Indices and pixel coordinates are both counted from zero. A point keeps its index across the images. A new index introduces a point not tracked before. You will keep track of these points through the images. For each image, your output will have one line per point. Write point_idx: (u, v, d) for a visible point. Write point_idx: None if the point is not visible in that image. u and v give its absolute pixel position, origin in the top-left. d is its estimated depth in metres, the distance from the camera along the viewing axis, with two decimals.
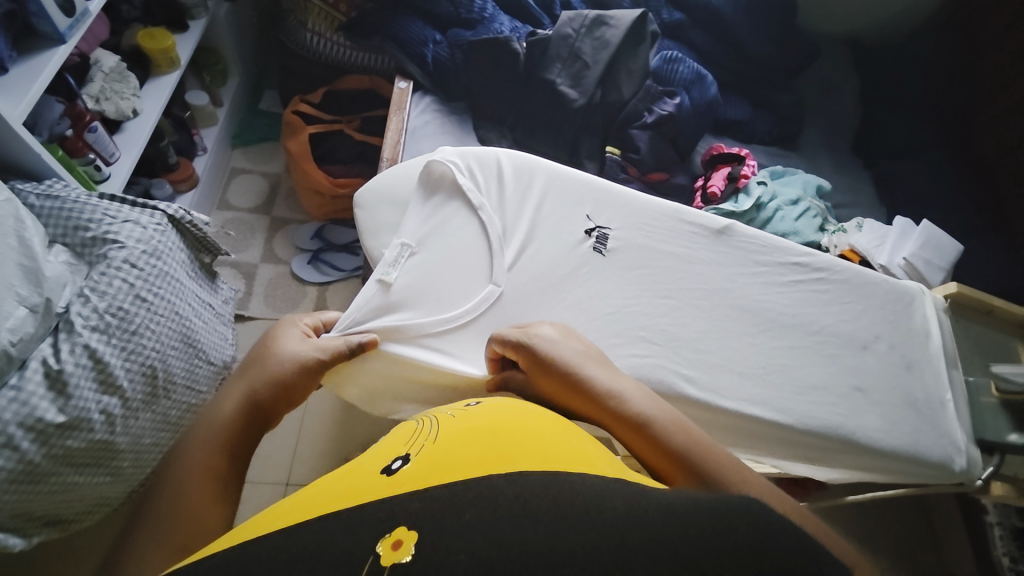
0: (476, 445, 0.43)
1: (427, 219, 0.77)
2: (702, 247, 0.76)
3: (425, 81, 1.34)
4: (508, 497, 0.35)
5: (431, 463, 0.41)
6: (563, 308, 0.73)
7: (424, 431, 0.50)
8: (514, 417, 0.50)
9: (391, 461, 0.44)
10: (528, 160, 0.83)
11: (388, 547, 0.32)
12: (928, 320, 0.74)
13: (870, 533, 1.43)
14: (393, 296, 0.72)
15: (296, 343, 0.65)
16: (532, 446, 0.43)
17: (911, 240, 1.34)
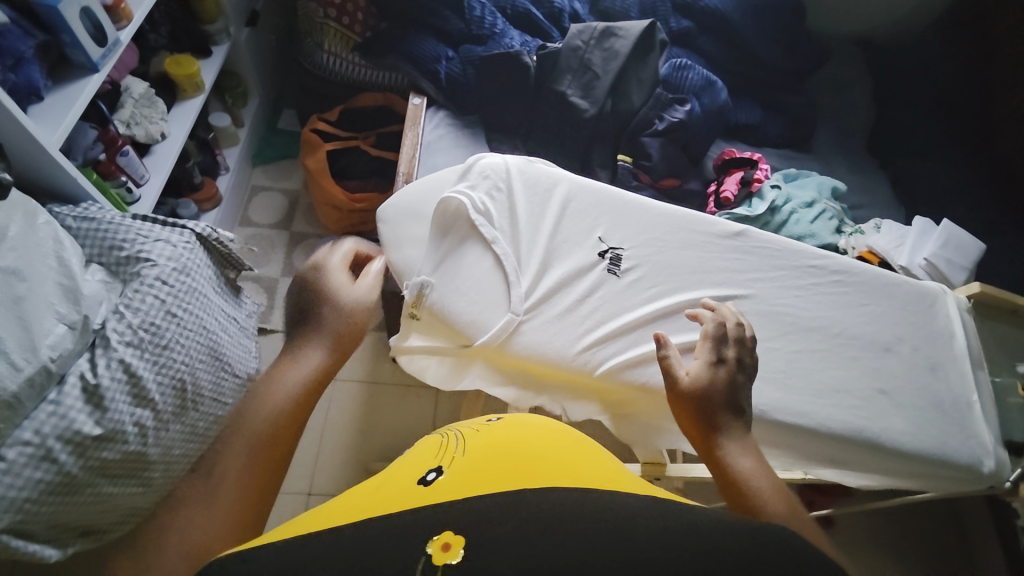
0: (510, 463, 0.44)
1: (441, 258, 0.71)
2: (719, 257, 0.73)
3: (439, 96, 1.36)
4: (535, 511, 0.35)
5: (465, 475, 0.43)
6: (579, 332, 0.68)
7: (452, 447, 0.52)
8: (540, 437, 0.51)
9: (426, 472, 0.46)
10: (543, 193, 0.76)
11: (438, 548, 0.33)
12: (951, 320, 0.73)
13: (897, 542, 1.39)
14: (421, 331, 0.70)
15: (343, 287, 0.58)
16: (562, 465, 0.44)
17: (931, 240, 1.32)
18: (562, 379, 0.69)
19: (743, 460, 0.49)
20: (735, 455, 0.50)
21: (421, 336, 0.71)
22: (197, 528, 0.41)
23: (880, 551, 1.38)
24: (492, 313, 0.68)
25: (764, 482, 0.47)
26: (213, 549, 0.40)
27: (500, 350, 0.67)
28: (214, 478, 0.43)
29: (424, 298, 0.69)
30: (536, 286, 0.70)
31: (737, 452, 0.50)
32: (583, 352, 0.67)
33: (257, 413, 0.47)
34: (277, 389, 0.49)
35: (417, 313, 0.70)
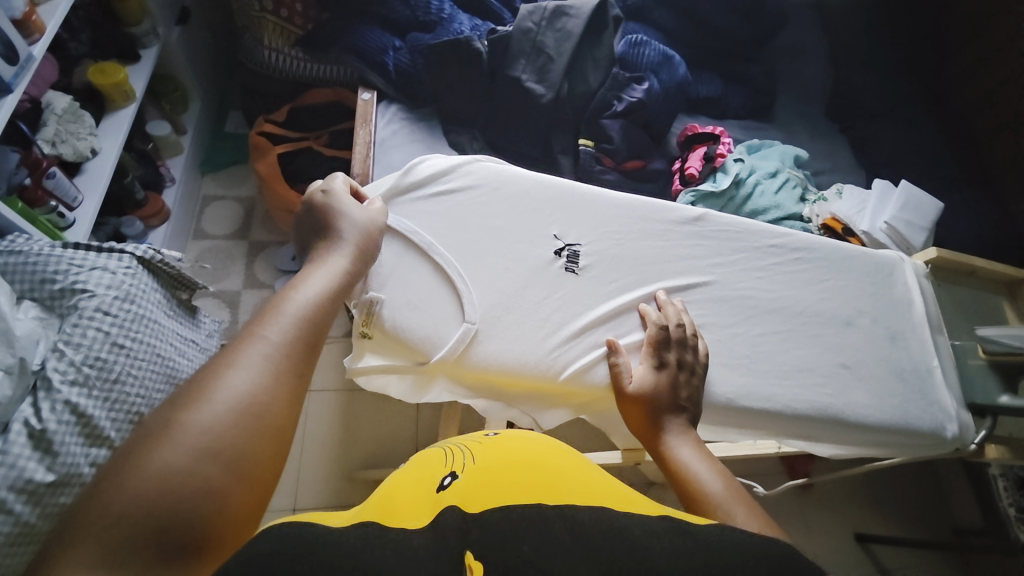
0: (521, 472, 0.48)
1: (388, 269, 0.66)
2: (679, 244, 0.70)
3: (390, 90, 1.30)
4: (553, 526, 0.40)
5: (477, 483, 0.47)
6: (539, 332, 0.65)
7: (461, 451, 0.56)
8: (547, 447, 0.55)
9: (443, 478, 0.51)
10: (490, 194, 0.71)
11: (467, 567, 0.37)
12: (909, 288, 0.74)
13: (882, 497, 1.53)
14: (377, 351, 0.66)
15: (354, 210, 0.63)
16: (572, 478, 0.48)
17: (891, 202, 1.35)
18: (526, 386, 0.65)
19: (686, 452, 0.53)
20: (678, 448, 0.54)
21: (379, 355, 0.66)
22: (199, 430, 0.40)
23: (867, 506, 1.52)
24: (446, 325, 0.65)
25: (710, 472, 0.50)
26: (181, 467, 0.38)
27: (458, 364, 0.64)
28: (236, 367, 0.44)
29: (375, 316, 0.65)
30: (494, 287, 0.67)
31: (679, 444, 0.54)
32: (546, 356, 0.64)
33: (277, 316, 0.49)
34: (300, 296, 0.52)
35: (369, 332, 0.65)
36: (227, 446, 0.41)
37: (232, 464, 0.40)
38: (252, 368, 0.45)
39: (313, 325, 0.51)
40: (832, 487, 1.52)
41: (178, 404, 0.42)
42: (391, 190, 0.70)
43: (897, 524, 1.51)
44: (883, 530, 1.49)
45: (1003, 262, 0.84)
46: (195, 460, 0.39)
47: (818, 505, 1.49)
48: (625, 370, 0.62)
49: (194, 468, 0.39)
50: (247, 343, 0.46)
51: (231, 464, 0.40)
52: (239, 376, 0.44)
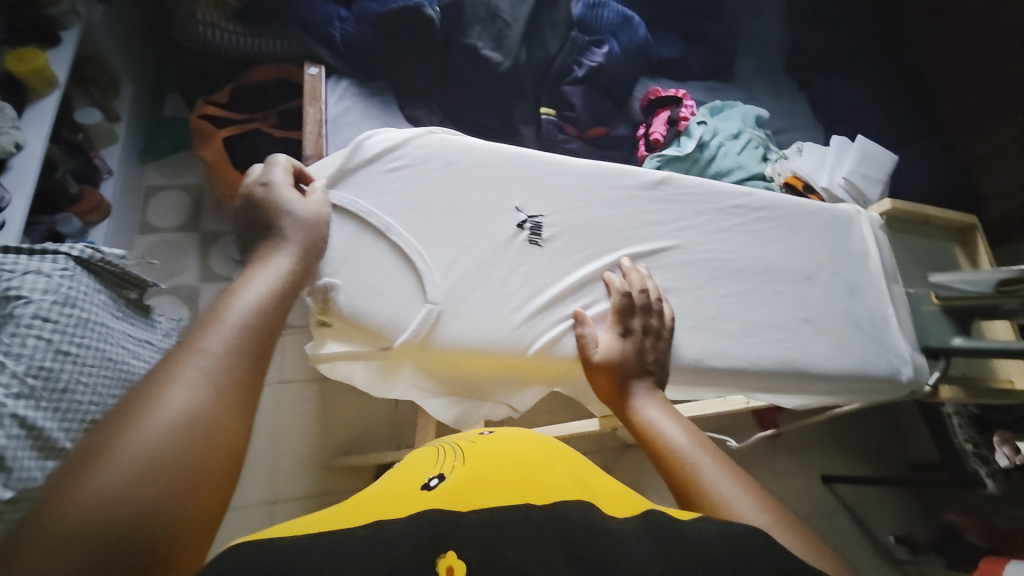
0: (507, 474, 0.52)
1: (338, 252, 0.60)
2: (646, 209, 0.68)
3: (338, 63, 1.22)
4: (535, 526, 0.43)
5: (465, 484, 0.50)
6: (506, 309, 0.62)
7: (450, 453, 0.59)
8: (531, 449, 0.59)
9: (429, 478, 0.53)
10: (446, 172, 0.65)
11: (444, 569, 0.39)
12: (865, 241, 0.76)
13: (846, 439, 1.63)
14: (338, 339, 0.62)
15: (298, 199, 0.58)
16: (554, 479, 0.51)
17: (848, 157, 1.39)
18: (497, 366, 0.63)
19: (653, 412, 0.56)
20: (646, 410, 0.56)
21: (340, 342, 0.62)
22: (136, 452, 0.37)
23: (831, 449, 1.61)
24: (408, 308, 0.60)
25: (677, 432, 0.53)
26: (118, 493, 0.36)
27: (422, 348, 0.60)
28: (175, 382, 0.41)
29: (332, 303, 0.59)
30: (458, 266, 0.62)
31: (647, 407, 0.56)
32: (514, 331, 0.61)
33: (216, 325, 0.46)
34: (241, 301, 0.49)
35: (327, 320, 0.60)
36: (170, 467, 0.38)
37: (178, 484, 0.38)
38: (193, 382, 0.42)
39: (258, 331, 0.48)
40: (803, 436, 1.60)
41: (110, 427, 0.39)
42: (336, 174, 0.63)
43: (859, 463, 1.61)
44: (848, 471, 1.59)
45: (950, 210, 0.87)
46: (131, 484, 0.36)
47: (789, 454, 1.57)
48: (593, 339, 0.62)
49: (135, 492, 0.36)
50: (184, 357, 0.43)
51: (177, 488, 0.38)
52: (181, 391, 0.41)
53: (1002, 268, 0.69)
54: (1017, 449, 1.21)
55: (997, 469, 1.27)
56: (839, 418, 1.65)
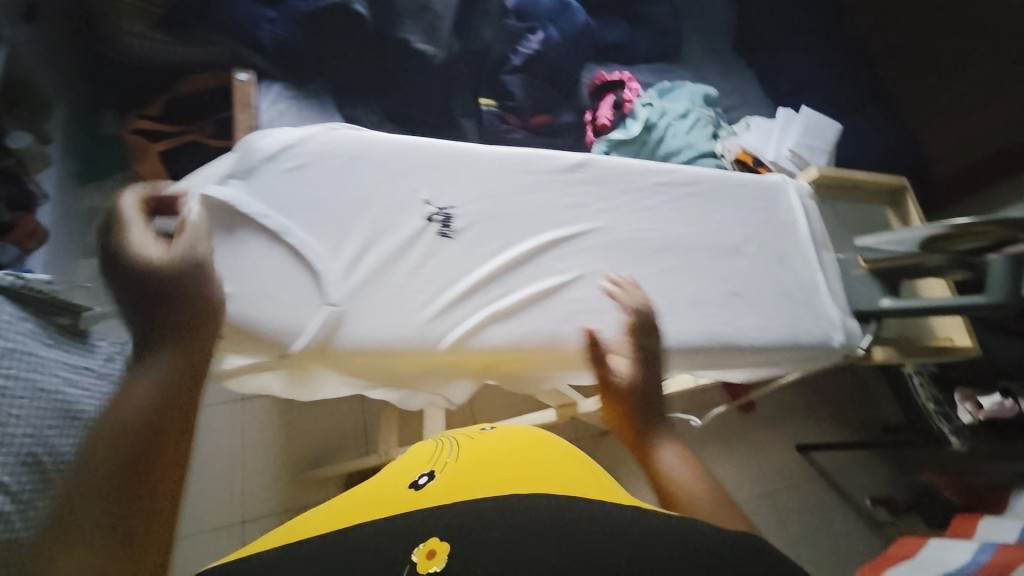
0: (492, 467, 0.52)
1: (216, 255, 0.51)
2: (564, 193, 0.66)
3: (269, 66, 1.17)
4: (517, 503, 0.41)
5: (454, 480, 0.50)
6: (421, 307, 0.55)
7: (443, 453, 0.60)
8: (522, 447, 0.59)
9: (418, 479, 0.53)
10: (346, 165, 0.58)
11: (423, 556, 0.37)
12: (793, 209, 0.76)
13: (818, 408, 1.64)
14: (229, 355, 0.53)
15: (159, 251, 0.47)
16: (541, 475, 0.51)
17: (794, 129, 1.40)
18: (417, 364, 0.55)
19: (672, 458, 0.47)
20: (666, 456, 0.47)
21: (235, 349, 0.52)
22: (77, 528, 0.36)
23: (805, 419, 1.63)
24: (305, 311, 0.52)
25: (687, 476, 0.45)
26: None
27: (324, 356, 0.52)
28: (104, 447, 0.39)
29: (222, 314, 0.49)
30: (360, 264, 0.55)
31: (663, 451, 0.48)
32: (427, 327, 0.54)
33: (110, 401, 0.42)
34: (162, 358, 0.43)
35: (222, 333, 0.50)
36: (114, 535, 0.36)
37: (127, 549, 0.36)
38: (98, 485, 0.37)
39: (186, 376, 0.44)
40: (776, 408, 1.61)
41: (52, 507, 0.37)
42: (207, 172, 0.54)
43: (833, 429, 1.63)
44: (821, 439, 1.61)
45: (877, 174, 0.87)
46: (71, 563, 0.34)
47: (764, 427, 1.58)
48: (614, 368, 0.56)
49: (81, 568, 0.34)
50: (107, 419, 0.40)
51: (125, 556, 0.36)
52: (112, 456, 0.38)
53: (920, 227, 0.69)
54: (980, 405, 1.24)
55: (960, 427, 1.25)
56: (811, 384, 1.67)
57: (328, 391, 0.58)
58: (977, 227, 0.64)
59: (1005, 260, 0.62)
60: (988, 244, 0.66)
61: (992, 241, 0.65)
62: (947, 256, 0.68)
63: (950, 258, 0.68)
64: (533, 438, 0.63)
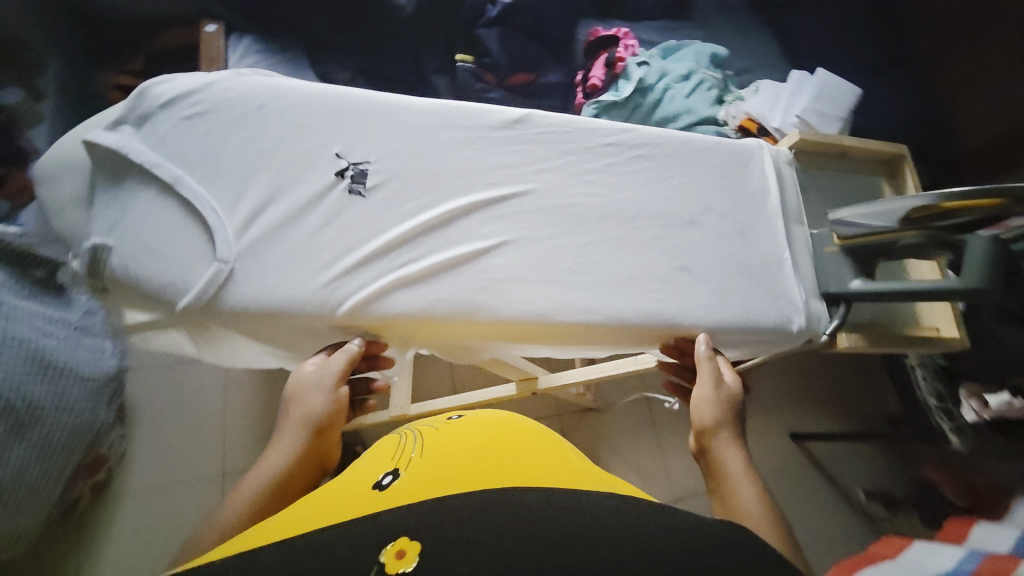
0: (467, 463, 0.48)
1: (100, 207, 0.49)
2: (496, 151, 0.60)
3: (235, 17, 1.08)
4: (494, 505, 0.37)
5: (423, 478, 0.45)
6: (320, 270, 0.51)
7: (407, 448, 0.55)
8: (496, 437, 0.55)
9: (382, 478, 0.48)
10: (254, 115, 0.54)
11: (392, 556, 0.34)
12: (765, 178, 0.69)
13: (818, 397, 1.56)
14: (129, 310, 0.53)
15: (314, 370, 0.56)
16: (519, 467, 0.47)
17: (805, 93, 1.27)
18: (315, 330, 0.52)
19: (733, 458, 0.51)
20: (724, 452, 0.52)
21: (132, 305, 0.51)
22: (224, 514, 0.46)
23: (803, 406, 1.55)
24: (188, 266, 0.49)
25: (743, 476, 0.49)
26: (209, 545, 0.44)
27: (210, 316, 0.49)
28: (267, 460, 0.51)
29: (105, 264, 0.48)
30: (256, 220, 0.51)
31: (729, 449, 0.52)
32: (322, 291, 0.51)
33: (280, 441, 0.52)
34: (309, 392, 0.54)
35: (105, 286, 0.50)
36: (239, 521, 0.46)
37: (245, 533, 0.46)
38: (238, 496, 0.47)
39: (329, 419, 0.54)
40: (770, 393, 1.55)
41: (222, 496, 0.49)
42: (105, 118, 0.52)
43: (833, 420, 1.55)
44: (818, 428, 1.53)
45: (869, 140, 0.78)
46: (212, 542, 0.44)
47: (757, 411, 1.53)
48: (705, 377, 0.58)
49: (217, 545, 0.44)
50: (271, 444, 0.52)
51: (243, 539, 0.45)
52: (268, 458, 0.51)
53: (907, 196, 0.56)
54: (987, 403, 1.07)
55: (963, 424, 1.12)
56: (813, 371, 1.59)
57: (241, 353, 0.59)
58: (964, 203, 0.53)
59: (989, 243, 0.53)
60: (973, 219, 0.55)
61: (985, 215, 0.54)
62: (925, 232, 0.56)
63: (930, 235, 0.56)
64: (508, 428, 0.59)
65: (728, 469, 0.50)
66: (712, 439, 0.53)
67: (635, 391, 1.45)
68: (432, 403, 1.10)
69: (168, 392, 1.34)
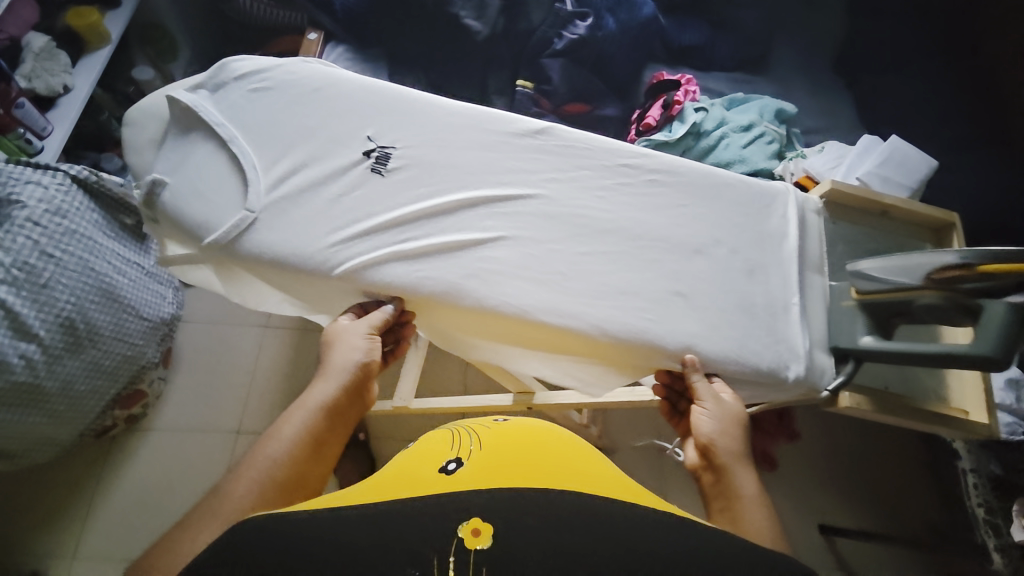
0: (523, 463, 0.52)
1: (170, 152, 0.60)
2: (516, 155, 0.64)
3: (336, 29, 1.23)
4: (558, 506, 0.41)
5: (485, 471, 0.50)
6: (329, 233, 0.58)
7: (464, 440, 0.60)
8: (546, 444, 0.59)
9: (447, 464, 0.54)
10: (308, 95, 0.62)
11: (469, 533, 0.39)
12: (788, 222, 0.67)
13: (853, 487, 1.41)
14: (171, 245, 0.62)
15: (351, 323, 0.60)
16: (573, 474, 0.51)
17: (873, 156, 1.19)
18: (314, 284, 0.59)
19: (746, 481, 0.53)
20: (738, 476, 0.54)
21: (177, 240, 0.60)
22: (256, 469, 0.50)
23: (835, 494, 1.40)
24: (222, 210, 0.58)
25: (756, 502, 0.51)
26: (242, 501, 0.48)
27: (229, 254, 0.57)
28: (287, 424, 0.54)
29: (158, 198, 0.59)
30: (286, 181, 0.59)
31: (740, 470, 0.54)
32: (324, 251, 0.57)
33: (325, 378, 0.58)
34: (334, 353, 0.58)
35: (156, 217, 0.60)
36: (271, 478, 0.49)
37: (272, 488, 0.49)
38: (294, 416, 0.54)
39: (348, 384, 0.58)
40: (801, 474, 1.41)
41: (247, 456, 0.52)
42: (190, 82, 0.63)
43: (868, 516, 1.38)
44: (853, 525, 1.37)
45: (920, 204, 0.74)
46: (242, 500, 0.48)
47: (784, 489, 1.39)
48: (706, 395, 0.58)
49: (252, 500, 0.48)
50: (293, 409, 0.55)
51: (275, 490, 0.49)
52: (289, 423, 0.54)
53: (931, 251, 0.54)
54: None
55: (1009, 544, 1.06)
56: (851, 456, 1.44)
57: (262, 295, 0.65)
58: (995, 268, 0.49)
59: (1010, 310, 0.49)
60: (994, 284, 0.50)
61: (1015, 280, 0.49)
62: (944, 293, 0.53)
63: (951, 297, 0.52)
64: (561, 442, 0.61)
65: (741, 492, 0.52)
66: (725, 461, 0.55)
67: (646, 436, 1.39)
68: (434, 401, 1.12)
69: (209, 346, 1.47)
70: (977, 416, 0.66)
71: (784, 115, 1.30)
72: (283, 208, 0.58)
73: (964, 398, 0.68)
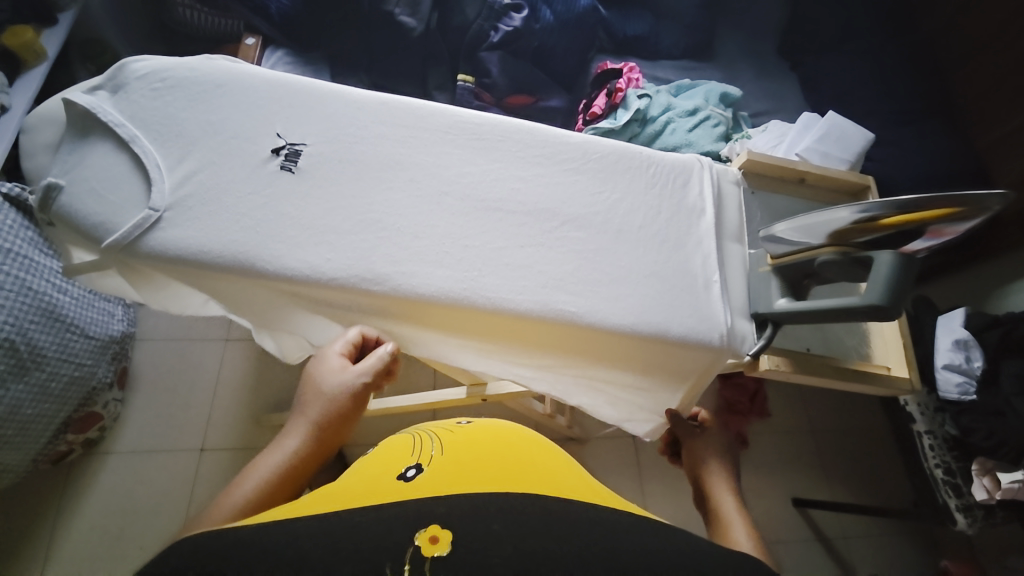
0: (486, 470, 0.51)
1: (69, 154, 0.61)
2: (428, 149, 0.65)
3: (273, 34, 1.20)
4: (529, 514, 0.40)
5: (446, 477, 0.49)
6: (236, 231, 0.58)
7: (425, 445, 0.58)
8: (507, 449, 0.58)
9: (406, 469, 0.52)
10: (208, 93, 0.63)
11: (426, 541, 0.37)
12: (703, 196, 0.70)
13: (822, 460, 1.43)
14: (74, 257, 0.62)
15: (343, 370, 0.59)
16: (538, 478, 0.50)
17: (811, 133, 1.17)
18: (224, 280, 0.59)
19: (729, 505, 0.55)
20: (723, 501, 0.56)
21: (81, 247, 0.61)
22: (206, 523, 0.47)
23: (804, 467, 1.42)
24: (127, 211, 0.58)
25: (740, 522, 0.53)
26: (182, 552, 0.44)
27: (127, 254, 0.57)
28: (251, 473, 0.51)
29: (55, 203, 0.59)
30: (188, 181, 0.60)
31: (720, 487, 0.57)
32: (230, 248, 0.58)
33: (299, 426, 0.56)
34: (317, 400, 0.57)
35: (52, 221, 0.60)
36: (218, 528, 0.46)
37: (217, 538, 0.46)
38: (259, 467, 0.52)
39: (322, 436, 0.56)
40: (772, 450, 1.42)
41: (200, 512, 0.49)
42: (87, 84, 0.64)
43: (838, 487, 1.41)
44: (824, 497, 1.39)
45: (836, 169, 0.79)
46: None
47: (759, 468, 1.40)
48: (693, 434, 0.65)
49: None
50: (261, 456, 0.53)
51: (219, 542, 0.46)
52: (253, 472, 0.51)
53: (828, 211, 0.56)
54: (999, 482, 0.98)
55: (971, 504, 1.04)
56: (818, 429, 1.46)
57: (187, 300, 0.66)
58: (899, 219, 0.53)
59: (896, 259, 0.51)
60: (886, 237, 0.55)
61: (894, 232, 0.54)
62: (840, 250, 0.56)
63: (846, 253, 0.55)
64: (523, 442, 0.62)
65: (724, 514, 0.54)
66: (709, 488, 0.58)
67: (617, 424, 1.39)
68: (394, 400, 1.11)
69: (164, 363, 1.44)
70: (898, 371, 0.71)
71: (731, 98, 1.27)
72: (185, 209, 0.58)
73: (885, 355, 0.73)
